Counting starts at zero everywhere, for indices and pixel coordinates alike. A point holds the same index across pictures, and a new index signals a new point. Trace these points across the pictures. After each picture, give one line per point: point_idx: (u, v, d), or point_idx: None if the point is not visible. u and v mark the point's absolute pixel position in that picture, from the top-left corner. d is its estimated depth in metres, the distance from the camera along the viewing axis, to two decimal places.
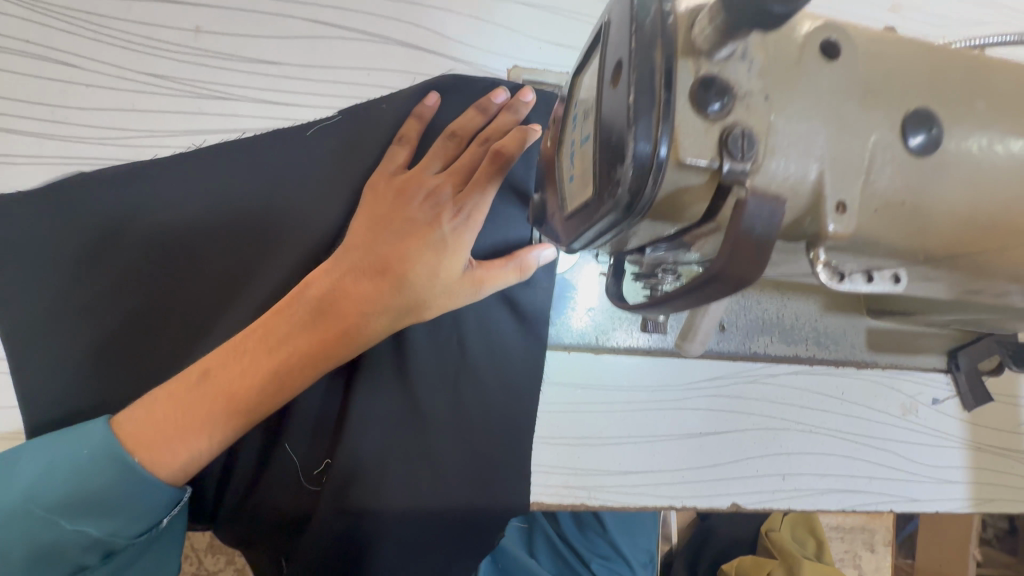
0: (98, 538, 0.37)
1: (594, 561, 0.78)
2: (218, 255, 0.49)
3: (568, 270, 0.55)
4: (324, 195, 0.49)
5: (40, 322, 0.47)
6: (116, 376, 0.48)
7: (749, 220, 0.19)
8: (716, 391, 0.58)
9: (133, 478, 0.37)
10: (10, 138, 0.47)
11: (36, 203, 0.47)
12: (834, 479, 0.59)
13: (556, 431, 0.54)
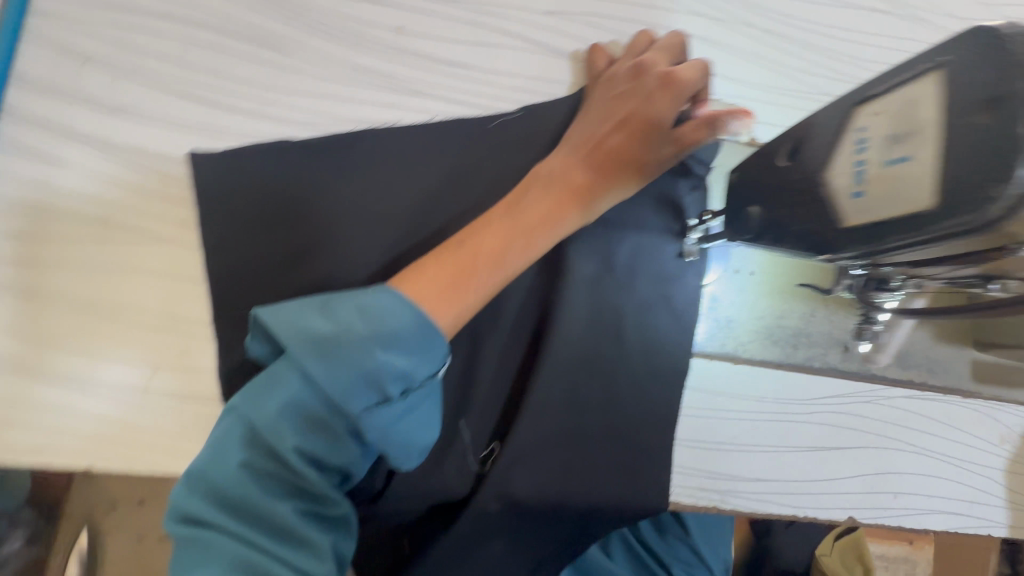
0: (381, 382, 0.40)
1: (677, 565, 0.83)
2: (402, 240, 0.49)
3: (712, 282, 0.58)
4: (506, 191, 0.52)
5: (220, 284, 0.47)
6: None
7: None
8: (837, 408, 0.61)
9: (393, 325, 0.40)
10: (217, 112, 0.48)
11: (235, 175, 0.48)
12: (939, 501, 0.62)
13: (694, 433, 0.57)
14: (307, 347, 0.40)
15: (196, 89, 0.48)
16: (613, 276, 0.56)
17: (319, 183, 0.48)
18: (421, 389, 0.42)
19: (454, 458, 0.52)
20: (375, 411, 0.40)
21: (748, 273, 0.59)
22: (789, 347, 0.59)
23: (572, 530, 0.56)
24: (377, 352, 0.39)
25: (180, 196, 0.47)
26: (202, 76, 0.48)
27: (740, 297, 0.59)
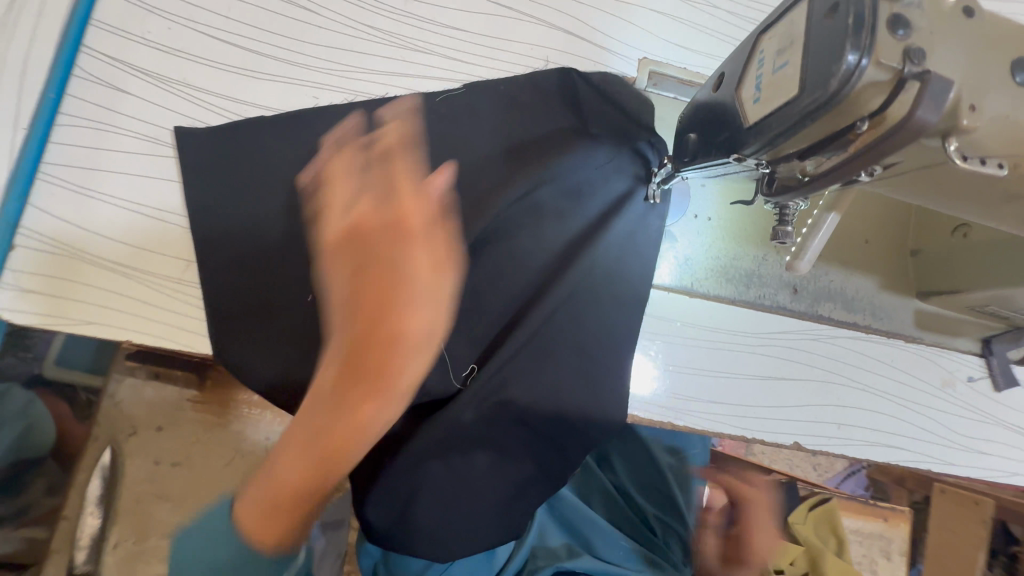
0: None
1: (652, 515, 0.92)
2: None
3: (673, 223, 0.66)
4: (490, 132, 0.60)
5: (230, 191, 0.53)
6: None
7: (931, 95, 0.31)
8: (786, 343, 0.67)
9: None
10: (254, 57, 0.58)
11: (265, 106, 0.57)
12: (881, 434, 0.68)
13: (653, 355, 0.64)
14: None
15: (236, 38, 0.58)
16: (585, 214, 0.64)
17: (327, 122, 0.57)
18: None
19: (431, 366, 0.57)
20: None
21: (706, 218, 0.67)
22: (741, 286, 0.67)
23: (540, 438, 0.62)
24: None
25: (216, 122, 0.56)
26: (242, 27, 0.58)
27: (697, 239, 0.66)
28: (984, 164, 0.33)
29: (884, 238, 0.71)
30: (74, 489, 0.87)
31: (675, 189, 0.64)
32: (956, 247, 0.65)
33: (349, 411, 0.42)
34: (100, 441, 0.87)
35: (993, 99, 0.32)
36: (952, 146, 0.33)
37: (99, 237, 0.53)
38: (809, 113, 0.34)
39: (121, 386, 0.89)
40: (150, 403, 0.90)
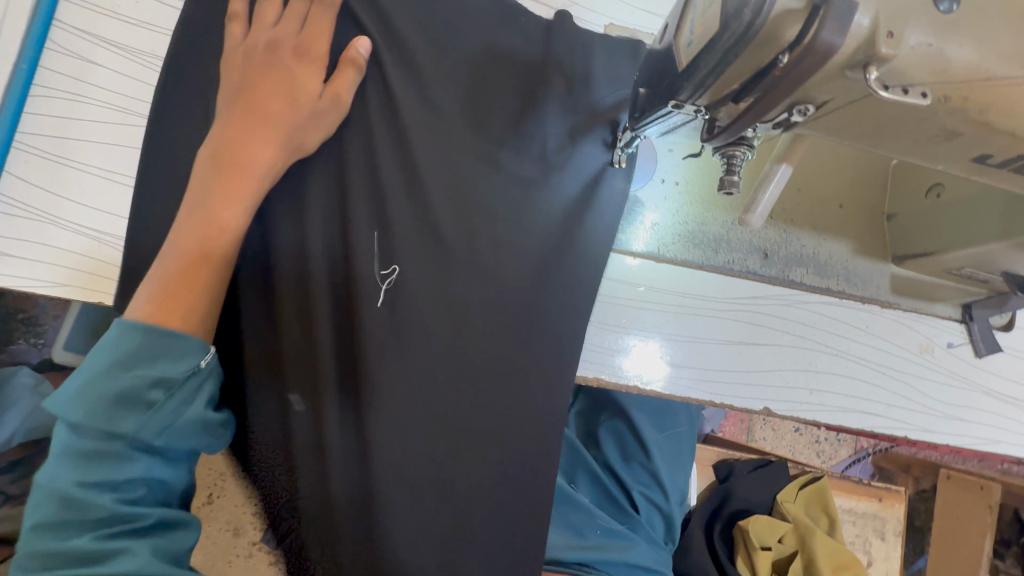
0: (163, 375, 0.43)
1: (637, 488, 0.92)
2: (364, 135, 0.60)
3: (639, 189, 0.66)
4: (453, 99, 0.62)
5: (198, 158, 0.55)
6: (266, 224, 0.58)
7: (842, 18, 0.32)
8: (756, 309, 0.67)
9: (161, 334, 0.45)
10: None
11: None
12: (855, 400, 0.67)
13: (621, 320, 0.65)
14: (93, 366, 0.42)
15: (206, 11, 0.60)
16: (550, 179, 0.64)
17: None
18: (203, 372, 0.47)
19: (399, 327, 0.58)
20: (169, 397, 0.44)
21: (673, 184, 0.67)
22: (710, 251, 0.66)
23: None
24: (154, 354, 0.44)
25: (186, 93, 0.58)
26: None
27: (663, 204, 0.66)
28: (902, 92, 0.35)
29: (858, 202, 0.70)
30: None
31: (641, 154, 0.65)
32: (931, 208, 0.64)
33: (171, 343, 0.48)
34: None
35: (909, 27, 0.33)
36: (872, 74, 0.34)
37: (70, 203, 0.55)
38: (732, 48, 0.35)
39: None
40: None
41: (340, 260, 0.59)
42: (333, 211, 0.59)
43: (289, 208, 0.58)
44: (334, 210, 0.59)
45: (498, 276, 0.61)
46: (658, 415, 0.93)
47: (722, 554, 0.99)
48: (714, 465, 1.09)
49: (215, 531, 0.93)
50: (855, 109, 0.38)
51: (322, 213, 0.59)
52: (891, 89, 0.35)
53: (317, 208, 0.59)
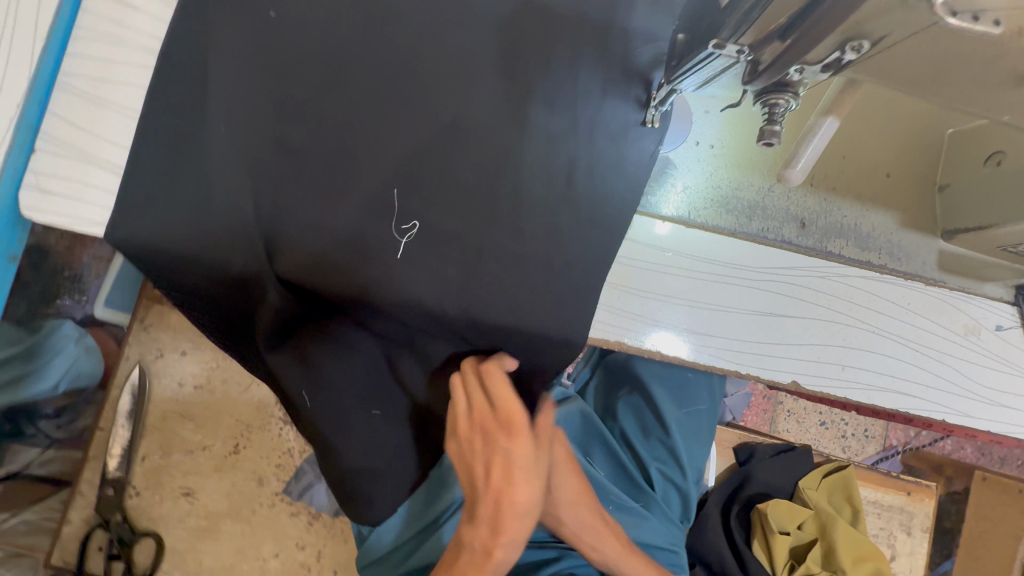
0: None
1: (653, 464, 0.90)
2: (393, 88, 0.60)
3: (673, 151, 0.64)
4: (479, 53, 0.62)
5: (240, 108, 0.58)
6: (295, 172, 0.59)
7: None
8: (789, 279, 0.64)
9: None
10: None
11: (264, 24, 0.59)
12: (889, 379, 0.64)
13: (646, 286, 0.63)
14: None
15: None
16: (580, 138, 0.63)
17: (326, 43, 0.60)
18: None
19: (421, 279, 0.60)
20: None
21: (708, 147, 0.64)
22: (743, 218, 0.64)
23: (523, 361, 0.63)
24: None
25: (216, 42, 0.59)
26: None
27: (696, 167, 0.64)
28: (971, 18, 0.32)
29: (909, 173, 0.66)
30: (109, 403, 0.94)
31: (677, 116, 0.63)
32: (989, 178, 0.60)
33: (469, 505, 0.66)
34: (133, 360, 0.95)
35: None
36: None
37: (110, 144, 0.57)
38: None
39: (151, 312, 0.96)
40: (176, 329, 0.97)
41: (366, 211, 0.59)
42: (360, 162, 0.59)
43: (319, 158, 0.59)
44: (362, 161, 0.60)
45: (523, 235, 0.61)
46: (679, 391, 0.91)
47: (739, 536, 0.98)
48: (735, 447, 1.07)
49: (240, 480, 0.96)
50: (915, 44, 0.36)
51: (350, 163, 0.59)
52: (958, 17, 0.33)
53: (345, 158, 0.59)
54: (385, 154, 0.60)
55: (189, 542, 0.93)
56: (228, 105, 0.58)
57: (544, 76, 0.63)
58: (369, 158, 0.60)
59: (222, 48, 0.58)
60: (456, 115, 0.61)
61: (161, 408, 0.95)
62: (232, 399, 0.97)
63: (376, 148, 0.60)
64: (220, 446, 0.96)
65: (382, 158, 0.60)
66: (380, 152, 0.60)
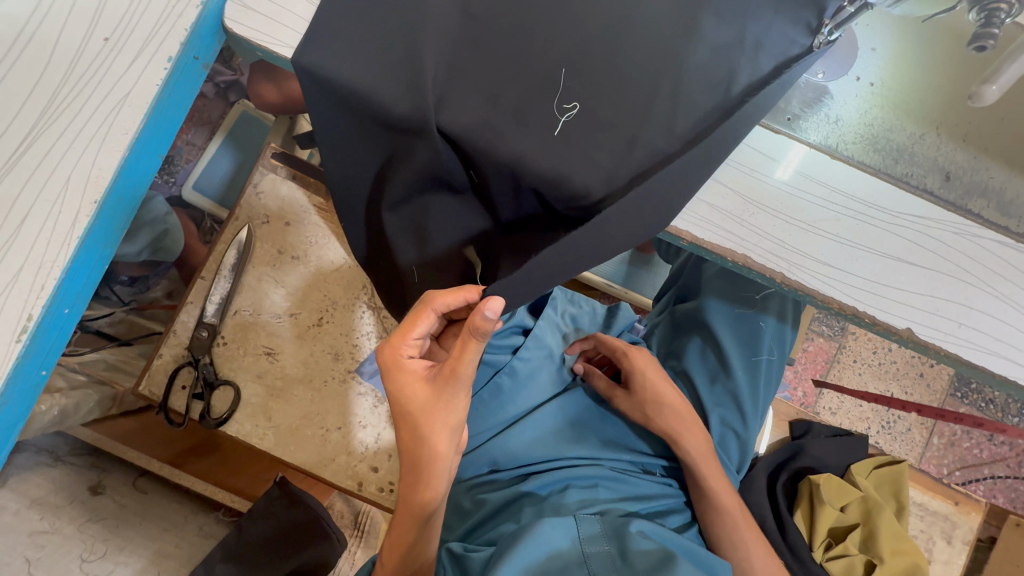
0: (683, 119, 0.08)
1: (715, 410, 0.88)
2: None
3: (830, 83, 0.65)
4: None
5: None
6: (470, 34, 0.61)
7: None
8: (923, 228, 0.64)
9: None
10: None
11: None
12: (1007, 346, 0.64)
13: (781, 209, 0.64)
14: None
15: None
16: (748, 49, 0.63)
17: None
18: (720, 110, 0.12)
19: (570, 156, 0.62)
20: None
21: (867, 86, 0.65)
22: (889, 160, 0.64)
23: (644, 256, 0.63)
24: None
25: None
26: None
27: (851, 102, 0.64)
28: None
29: None
30: (212, 256, 1.00)
31: (842, 49, 0.64)
32: None
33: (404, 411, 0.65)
34: (241, 221, 1.00)
35: None
36: None
37: None
38: None
39: (264, 179, 1.01)
40: (283, 199, 1.02)
41: (532, 82, 0.61)
42: (535, 34, 0.61)
43: (493, 24, 0.61)
44: (536, 34, 0.61)
45: (676, 131, 0.61)
46: (750, 336, 0.88)
47: (782, 504, 0.99)
48: (792, 421, 1.09)
49: (319, 351, 1.01)
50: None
51: (526, 33, 0.61)
52: None
53: (521, 26, 0.61)
54: (558, 29, 0.61)
55: (264, 398, 0.99)
56: None
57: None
58: (540, 32, 0.62)
59: None
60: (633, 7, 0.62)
61: (259, 270, 1.01)
62: (323, 275, 1.01)
63: (548, 25, 0.62)
64: (305, 316, 1.01)
65: (551, 34, 0.62)
66: (551, 27, 0.62)
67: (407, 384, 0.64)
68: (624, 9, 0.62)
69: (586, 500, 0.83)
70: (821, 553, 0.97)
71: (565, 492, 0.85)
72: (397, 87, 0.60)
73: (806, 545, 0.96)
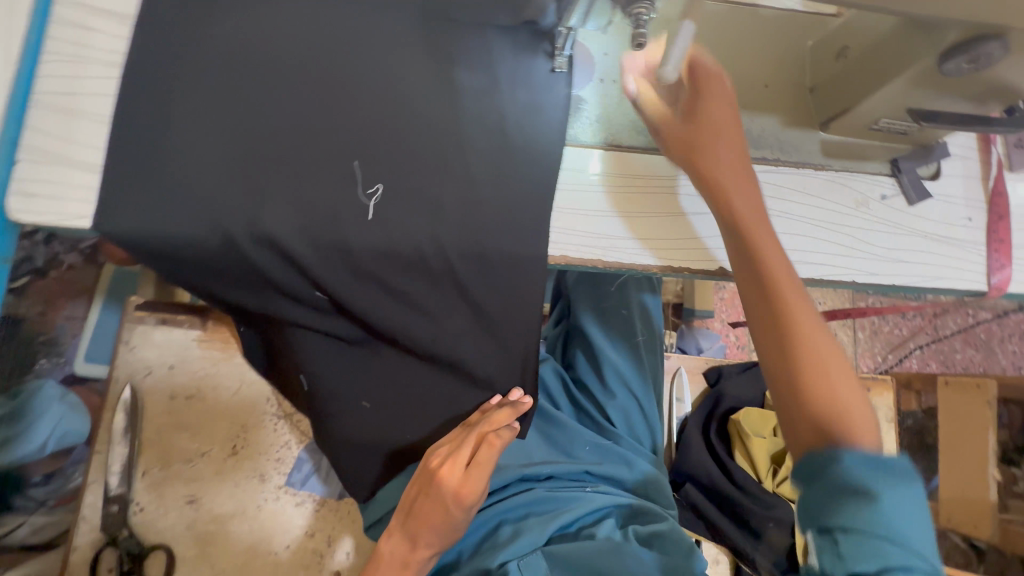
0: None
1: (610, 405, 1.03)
2: (326, 66, 0.68)
3: (582, 90, 0.74)
4: (398, 28, 0.70)
5: (189, 103, 0.65)
6: (249, 149, 0.65)
7: None
8: (698, 183, 0.74)
9: None
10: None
11: (208, 33, 0.67)
12: (801, 253, 0.74)
13: (579, 206, 0.72)
14: None
15: None
16: (503, 86, 0.71)
17: (264, 40, 0.68)
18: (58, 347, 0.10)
19: (378, 226, 0.67)
20: None
21: (611, 82, 0.75)
22: (651, 137, 0.74)
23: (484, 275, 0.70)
24: None
25: (164, 54, 0.66)
26: None
27: (605, 101, 0.74)
28: None
29: (785, 78, 0.78)
30: (101, 426, 0.96)
31: (579, 61, 0.74)
32: (849, 68, 0.71)
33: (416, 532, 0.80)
34: (121, 381, 0.98)
35: None
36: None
37: (79, 144, 0.64)
38: None
39: (133, 333, 1.00)
40: (160, 345, 1.01)
41: (324, 175, 0.66)
42: (313, 133, 0.67)
43: (268, 135, 0.66)
44: (315, 132, 0.67)
45: (465, 174, 0.68)
46: (618, 330, 1.02)
47: (721, 451, 1.05)
48: (704, 371, 1.15)
49: (243, 479, 0.99)
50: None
51: (304, 134, 0.66)
52: None
53: (297, 130, 0.66)
54: (332, 122, 0.67)
55: (200, 548, 0.95)
56: (182, 103, 0.65)
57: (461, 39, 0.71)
58: (314, 129, 0.67)
59: (175, 58, 0.66)
60: (392, 82, 0.69)
61: (156, 422, 0.98)
62: (224, 403, 1.01)
63: (319, 120, 0.67)
64: (219, 449, 0.99)
65: (325, 127, 0.67)
66: (323, 122, 0.67)
67: (478, 484, 0.78)
68: (383, 85, 0.68)
69: (518, 530, 0.90)
70: (771, 482, 1.04)
71: (500, 528, 0.92)
72: (198, 221, 0.64)
73: (753, 480, 1.03)
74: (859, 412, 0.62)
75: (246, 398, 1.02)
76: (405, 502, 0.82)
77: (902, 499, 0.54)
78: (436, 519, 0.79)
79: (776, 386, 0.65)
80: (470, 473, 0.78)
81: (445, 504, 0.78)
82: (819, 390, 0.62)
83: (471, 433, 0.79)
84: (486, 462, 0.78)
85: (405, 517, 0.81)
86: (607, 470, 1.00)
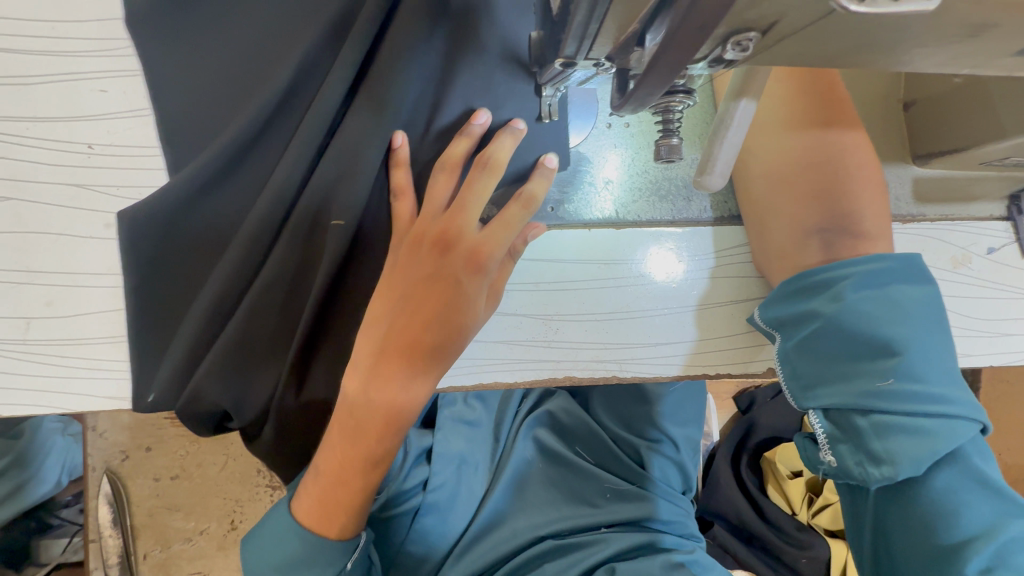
0: None
1: (643, 445, 0.85)
2: (220, 133, 0.47)
3: (583, 145, 0.54)
4: (286, 56, 0.46)
5: (60, 241, 0.49)
6: (156, 251, 0.48)
7: None
8: (746, 258, 0.56)
9: None
10: (28, 83, 0.48)
11: (64, 132, 0.49)
12: None
13: (584, 308, 0.55)
14: None
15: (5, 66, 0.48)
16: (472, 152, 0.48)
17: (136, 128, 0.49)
18: None
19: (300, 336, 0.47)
20: None
21: (622, 136, 0.54)
22: (680, 201, 0.55)
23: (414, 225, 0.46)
24: None
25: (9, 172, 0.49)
26: (9, 55, 0.48)
27: (615, 154, 0.54)
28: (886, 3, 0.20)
29: (862, 93, 0.56)
30: (90, 517, 0.90)
31: (576, 99, 0.52)
32: (961, 91, 0.48)
33: (406, 330, 0.44)
34: (98, 471, 0.90)
35: None
36: None
37: None
38: None
39: (100, 418, 0.90)
40: (132, 427, 0.92)
41: (237, 288, 0.47)
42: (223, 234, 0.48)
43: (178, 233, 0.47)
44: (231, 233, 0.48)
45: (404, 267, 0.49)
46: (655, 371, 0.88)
47: (751, 486, 0.96)
48: (734, 396, 1.06)
49: None
50: (806, 38, 0.26)
51: (212, 233, 0.47)
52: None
53: (218, 209, 0.47)
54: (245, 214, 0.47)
55: None
56: (56, 237, 0.49)
57: (374, 61, 0.45)
58: (226, 222, 0.47)
59: (31, 180, 0.49)
60: (299, 134, 0.45)
61: (144, 507, 0.92)
62: (215, 480, 0.94)
63: (229, 210, 0.47)
64: (216, 526, 0.94)
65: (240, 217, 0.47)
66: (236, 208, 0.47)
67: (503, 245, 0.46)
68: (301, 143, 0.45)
69: None
70: (806, 514, 0.93)
71: None
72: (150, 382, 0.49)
73: (786, 516, 0.93)
74: (870, 188, 0.48)
75: (235, 472, 0.94)
76: (397, 284, 0.45)
77: (932, 374, 0.41)
78: (446, 295, 0.45)
79: (748, 215, 0.53)
80: (490, 227, 0.46)
81: (455, 273, 0.45)
82: (807, 110, 0.48)
83: (477, 178, 0.45)
84: (518, 220, 0.46)
85: (396, 315, 0.44)
86: (634, 515, 0.82)
